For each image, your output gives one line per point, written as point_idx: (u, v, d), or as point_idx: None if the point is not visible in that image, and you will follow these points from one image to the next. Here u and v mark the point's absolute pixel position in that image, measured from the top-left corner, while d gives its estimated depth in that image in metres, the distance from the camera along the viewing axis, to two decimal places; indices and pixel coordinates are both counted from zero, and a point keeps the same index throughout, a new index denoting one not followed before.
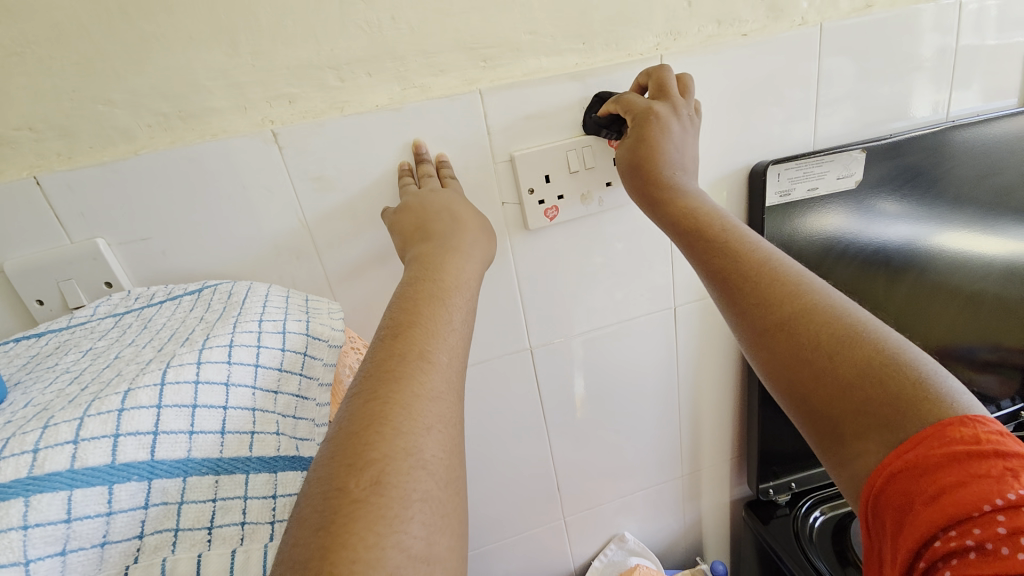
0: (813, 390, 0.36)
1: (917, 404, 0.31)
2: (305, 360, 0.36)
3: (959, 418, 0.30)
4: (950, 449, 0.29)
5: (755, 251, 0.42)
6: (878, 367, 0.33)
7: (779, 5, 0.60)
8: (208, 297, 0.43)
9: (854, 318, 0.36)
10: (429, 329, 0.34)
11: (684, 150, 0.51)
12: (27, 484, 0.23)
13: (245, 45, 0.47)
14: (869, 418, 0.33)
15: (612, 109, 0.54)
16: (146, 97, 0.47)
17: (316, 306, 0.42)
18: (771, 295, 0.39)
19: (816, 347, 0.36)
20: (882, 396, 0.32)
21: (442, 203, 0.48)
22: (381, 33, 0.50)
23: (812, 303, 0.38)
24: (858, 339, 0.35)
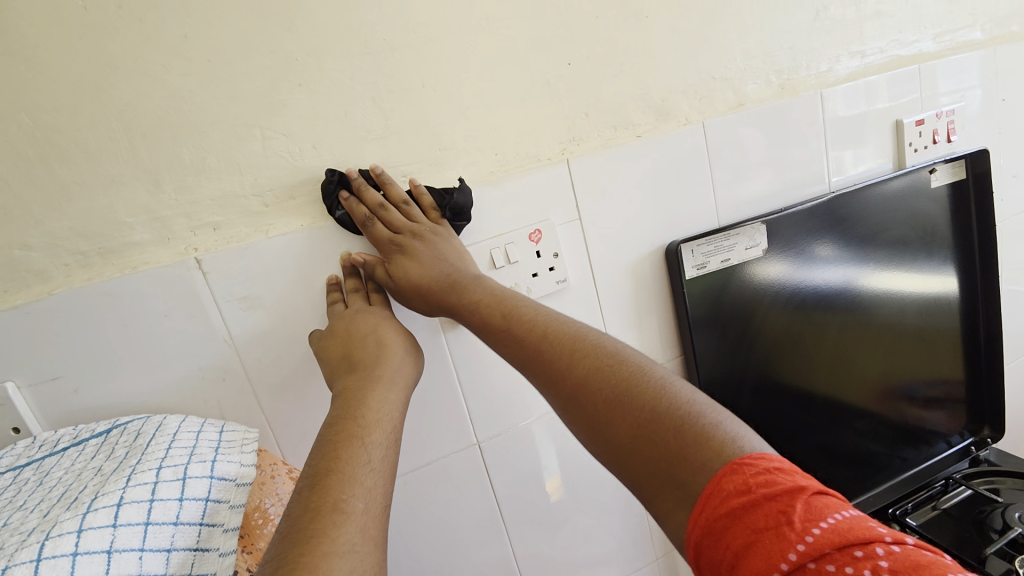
0: (614, 458, 0.40)
1: (688, 450, 0.36)
2: (207, 507, 0.34)
3: (728, 467, 0.35)
4: (728, 507, 0.33)
5: (546, 323, 0.47)
6: (651, 424, 0.38)
7: (665, 109, 0.68)
8: (115, 439, 0.41)
9: (623, 372, 0.42)
10: (346, 474, 0.35)
11: (442, 255, 0.54)
12: None
13: (169, 183, 0.49)
14: (660, 476, 0.37)
15: (355, 208, 0.53)
16: (66, 238, 0.48)
17: (229, 439, 0.40)
18: (562, 363, 0.44)
19: (604, 409, 0.41)
20: (662, 450, 0.37)
21: (369, 326, 0.50)
22: (303, 161, 0.53)
23: (588, 365, 0.43)
24: (632, 394, 0.40)
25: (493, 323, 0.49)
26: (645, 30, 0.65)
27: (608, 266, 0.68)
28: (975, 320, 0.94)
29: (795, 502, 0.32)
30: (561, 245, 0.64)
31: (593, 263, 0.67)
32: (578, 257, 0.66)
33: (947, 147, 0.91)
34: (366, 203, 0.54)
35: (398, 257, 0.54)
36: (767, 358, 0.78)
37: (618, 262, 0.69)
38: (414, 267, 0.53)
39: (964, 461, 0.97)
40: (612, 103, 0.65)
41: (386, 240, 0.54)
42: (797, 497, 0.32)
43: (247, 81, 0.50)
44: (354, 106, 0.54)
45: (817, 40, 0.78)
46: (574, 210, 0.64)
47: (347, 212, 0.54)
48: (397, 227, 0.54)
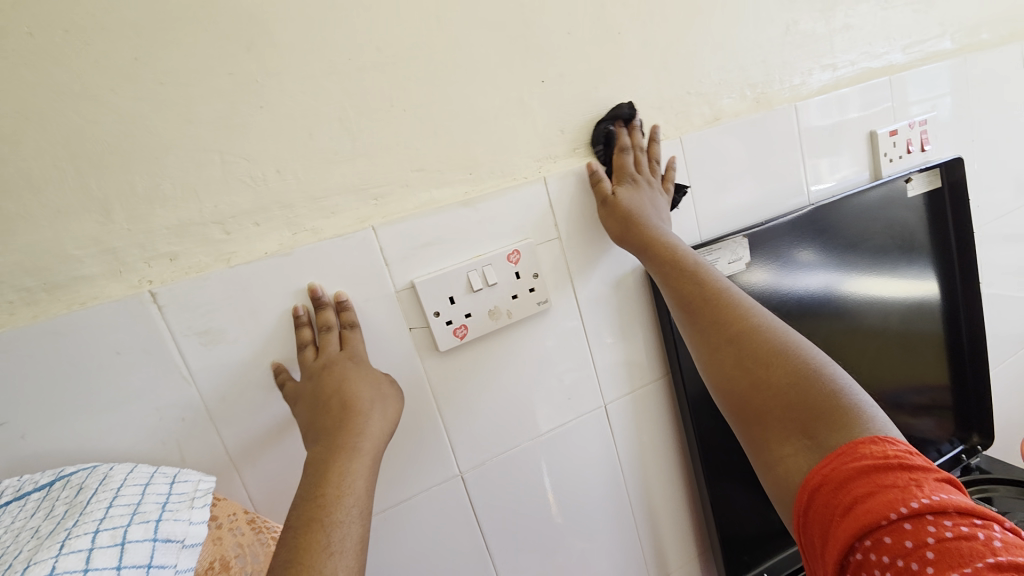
0: (753, 397, 0.45)
1: (832, 415, 0.41)
2: (148, 574, 0.31)
3: (869, 437, 0.39)
4: (861, 463, 0.37)
5: (718, 286, 0.52)
6: (808, 380, 0.43)
7: (643, 124, 0.68)
8: (56, 495, 0.38)
9: (786, 340, 0.46)
10: (308, 564, 0.33)
11: (656, 212, 0.61)
12: None
13: (121, 212, 0.47)
14: (798, 422, 0.42)
15: (622, 137, 0.64)
16: (6, 274, 0.44)
17: (179, 493, 0.37)
18: (728, 316, 0.49)
19: (758, 359, 0.46)
20: (805, 404, 0.42)
21: (335, 383, 0.47)
22: (266, 186, 0.51)
23: (752, 324, 0.48)
24: (790, 355, 0.45)
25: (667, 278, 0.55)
26: (619, 46, 0.64)
27: (593, 284, 0.65)
28: (958, 326, 0.95)
29: (926, 477, 0.36)
30: (542, 264, 0.62)
31: (574, 282, 0.64)
32: (561, 275, 0.64)
33: (922, 156, 0.93)
34: (631, 139, 0.65)
35: (630, 185, 0.62)
36: None
37: (604, 278, 0.66)
38: (634, 198, 0.60)
39: (954, 468, 0.96)
40: (588, 120, 0.64)
41: (625, 167, 0.62)
42: (929, 475, 0.36)
43: (204, 104, 0.48)
44: (319, 128, 0.52)
45: (790, 53, 0.78)
46: (552, 229, 0.62)
47: (616, 132, 0.64)
48: (635, 167, 0.63)
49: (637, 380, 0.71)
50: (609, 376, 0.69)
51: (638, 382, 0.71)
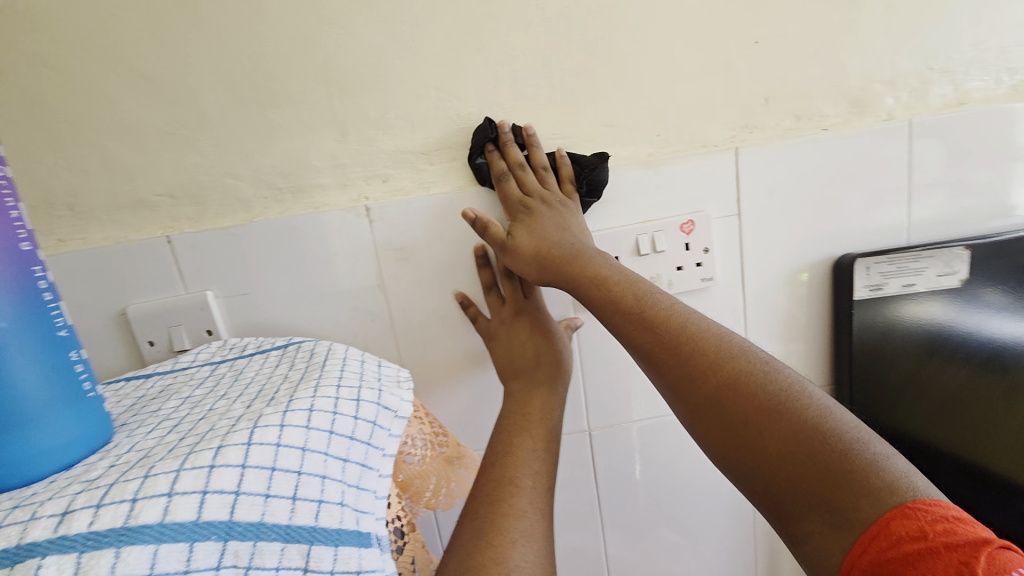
0: (750, 468, 0.37)
1: (852, 482, 0.32)
2: (374, 430, 0.36)
3: (898, 509, 0.31)
4: (899, 553, 0.30)
5: (677, 318, 0.43)
6: (810, 440, 0.34)
7: (863, 100, 0.59)
8: (293, 354, 0.46)
9: (772, 385, 0.37)
10: (519, 457, 0.46)
11: (571, 227, 0.52)
12: (121, 534, 0.24)
13: (354, 133, 0.54)
14: (813, 494, 0.34)
15: (495, 162, 0.54)
16: (267, 173, 0.54)
17: (387, 374, 0.42)
18: (698, 364, 0.40)
19: (747, 422, 0.37)
20: (818, 472, 0.33)
21: (525, 335, 0.56)
22: (470, 125, 0.55)
23: (733, 371, 0.39)
24: (784, 407, 0.36)
25: (622, 305, 0.45)
26: (852, 8, 0.57)
27: (759, 272, 0.63)
28: None
29: (979, 553, 0.29)
30: (714, 240, 0.60)
31: (745, 263, 0.62)
32: (730, 254, 0.61)
33: None
34: (507, 160, 0.55)
35: (522, 218, 0.53)
36: (947, 417, 0.64)
37: (771, 270, 0.63)
38: (534, 227, 0.52)
39: None
40: (797, 90, 0.58)
41: (515, 198, 0.54)
42: (981, 549, 0.29)
43: (433, 41, 0.52)
44: (525, 73, 0.54)
45: None
46: (733, 204, 0.59)
47: (486, 161, 0.55)
48: (529, 190, 0.55)
49: None
50: None
51: None
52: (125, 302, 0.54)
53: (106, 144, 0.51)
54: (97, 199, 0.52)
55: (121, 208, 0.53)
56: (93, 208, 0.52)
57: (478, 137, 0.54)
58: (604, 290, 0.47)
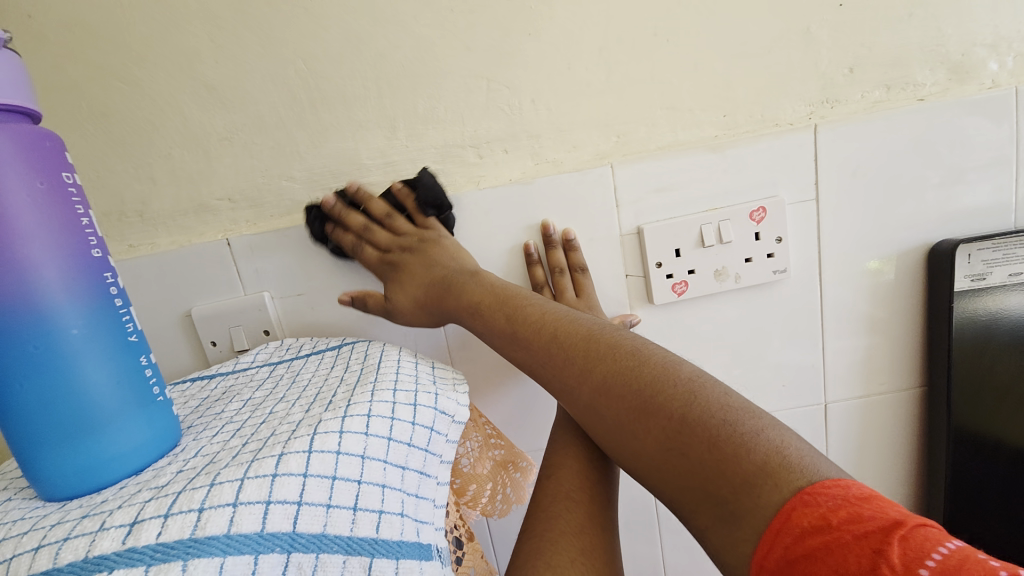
0: (647, 471, 0.36)
1: (722, 470, 0.31)
2: (431, 435, 0.35)
3: (795, 498, 0.28)
4: (805, 547, 0.26)
5: (557, 325, 0.44)
6: (681, 434, 0.33)
7: (965, 66, 0.52)
8: (347, 355, 0.45)
9: (641, 379, 0.37)
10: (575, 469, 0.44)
11: (439, 259, 0.54)
12: (188, 546, 0.23)
13: (403, 130, 0.53)
14: (694, 488, 0.32)
15: (342, 239, 0.54)
16: (320, 174, 0.54)
17: (442, 376, 0.41)
18: (573, 371, 0.41)
19: (626, 423, 0.37)
20: (695, 465, 0.32)
21: None
22: (521, 114, 0.52)
23: (604, 372, 0.39)
24: (655, 401, 0.35)
25: (500, 325, 0.47)
26: None
27: (838, 264, 0.57)
28: None
29: (890, 539, 0.24)
30: (788, 229, 0.54)
31: (822, 254, 0.56)
32: (805, 245, 0.55)
33: None
34: (351, 231, 0.54)
35: (392, 275, 0.56)
36: None
37: (852, 260, 0.57)
38: (408, 282, 0.55)
39: None
40: (888, 56, 0.51)
41: (376, 260, 0.55)
42: (892, 532, 0.25)
43: (482, 29, 0.50)
44: (579, 57, 0.51)
45: None
46: (811, 188, 0.54)
47: (336, 243, 0.54)
48: (385, 246, 0.56)
49: (874, 384, 0.61)
50: (835, 372, 0.60)
51: (875, 388, 0.61)
52: (190, 304, 0.56)
53: (171, 151, 0.53)
54: (164, 204, 0.54)
55: (186, 214, 0.55)
56: (160, 214, 0.54)
57: (314, 236, 0.52)
58: (480, 317, 0.49)
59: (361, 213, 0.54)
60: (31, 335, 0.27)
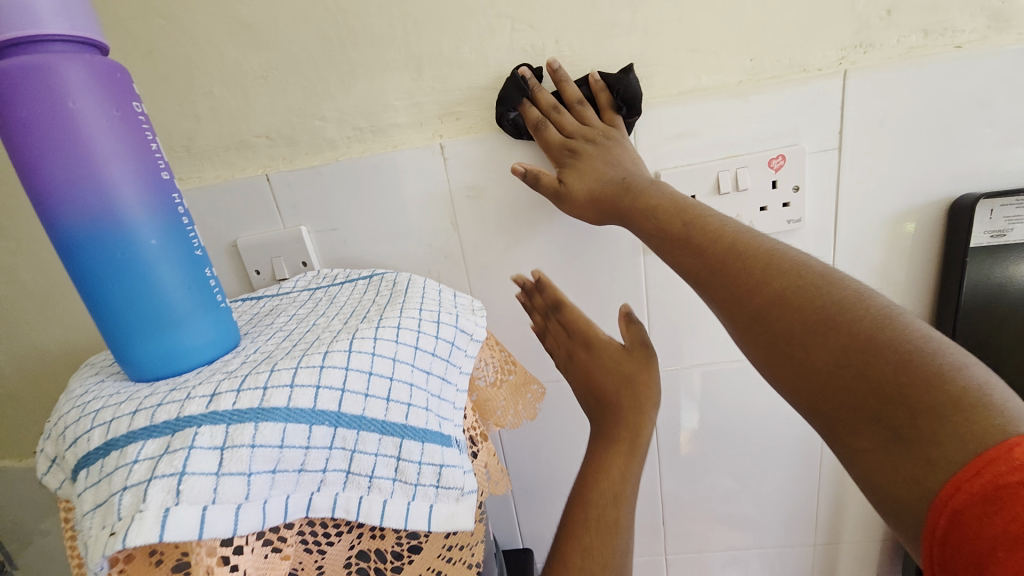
0: (802, 382, 0.33)
1: (922, 402, 0.28)
2: (452, 349, 0.40)
3: (1022, 439, 0.25)
4: (1015, 481, 0.25)
5: (721, 239, 0.39)
6: (861, 351, 0.30)
7: (1016, 7, 0.49)
8: (378, 283, 0.50)
9: (828, 296, 0.33)
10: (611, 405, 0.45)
11: (625, 158, 0.50)
12: (257, 412, 0.29)
13: (429, 71, 0.54)
14: (875, 405, 0.29)
15: (528, 112, 0.53)
16: (350, 114, 0.57)
17: (462, 303, 0.45)
18: (737, 284, 0.37)
19: (805, 331, 0.33)
20: (874, 387, 0.29)
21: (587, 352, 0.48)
22: (544, 55, 0.53)
23: (783, 283, 0.35)
24: (845, 319, 0.32)
25: (670, 231, 0.42)
26: None
27: (855, 216, 0.57)
28: None
29: None
30: (806, 178, 0.55)
31: (839, 205, 0.57)
32: (822, 195, 0.56)
33: None
34: (539, 108, 0.53)
35: (569, 162, 0.51)
36: None
37: (870, 213, 0.57)
38: (586, 170, 0.50)
39: None
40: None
41: (558, 144, 0.52)
42: None
43: None
44: None
45: None
46: (834, 137, 0.54)
47: (520, 114, 0.53)
48: (570, 132, 0.52)
49: None
50: None
51: None
52: (236, 235, 0.61)
53: (212, 89, 0.56)
54: (209, 140, 0.58)
55: (228, 149, 0.58)
56: (205, 149, 0.58)
57: (498, 105, 0.53)
58: (652, 221, 0.44)
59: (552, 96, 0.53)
60: (117, 241, 0.32)
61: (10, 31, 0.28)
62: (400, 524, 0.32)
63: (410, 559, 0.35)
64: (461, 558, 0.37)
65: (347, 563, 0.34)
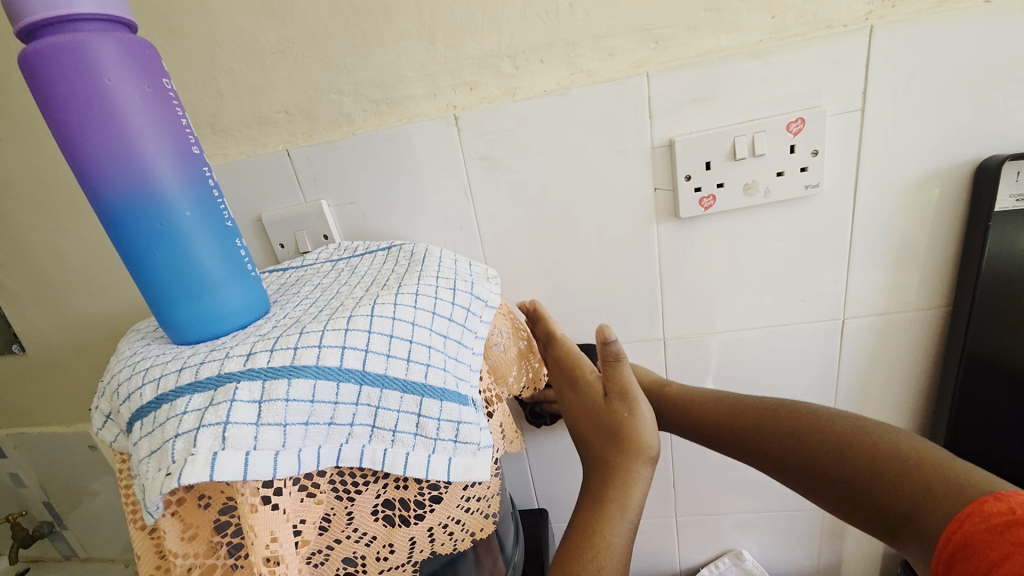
0: (834, 488, 0.44)
1: (930, 487, 0.39)
2: (468, 315, 0.41)
3: (992, 495, 0.37)
4: (989, 524, 0.35)
5: (724, 400, 0.54)
6: (867, 458, 0.43)
7: None
8: (396, 254, 0.52)
9: (828, 432, 0.46)
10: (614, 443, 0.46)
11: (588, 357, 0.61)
12: (290, 369, 0.31)
13: (442, 40, 0.54)
14: (899, 505, 0.40)
15: None
16: (365, 87, 0.57)
17: (477, 271, 0.47)
18: (752, 433, 0.51)
19: (820, 455, 0.45)
20: (895, 494, 0.41)
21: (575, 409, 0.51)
22: (557, 20, 0.52)
23: (784, 424, 0.49)
24: (843, 436, 0.45)
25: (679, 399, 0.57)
26: None
27: (876, 181, 0.56)
28: None
29: None
30: (826, 141, 0.53)
31: (859, 170, 0.55)
32: (842, 161, 0.55)
33: None
34: None
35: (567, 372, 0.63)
36: None
37: (891, 178, 0.56)
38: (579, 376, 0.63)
39: None
40: None
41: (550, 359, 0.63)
42: None
43: None
44: None
45: None
46: (857, 97, 0.52)
47: None
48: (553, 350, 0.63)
49: (896, 303, 0.62)
50: (857, 291, 0.62)
51: (897, 307, 0.63)
52: (260, 210, 0.64)
53: (232, 66, 0.57)
54: (231, 117, 0.60)
55: (250, 126, 0.60)
56: (228, 126, 0.60)
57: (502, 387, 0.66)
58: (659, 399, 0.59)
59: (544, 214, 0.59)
60: (156, 214, 0.34)
61: (44, 11, 0.29)
62: (423, 474, 0.34)
63: (431, 508, 0.38)
64: (477, 508, 0.40)
65: (374, 511, 0.37)
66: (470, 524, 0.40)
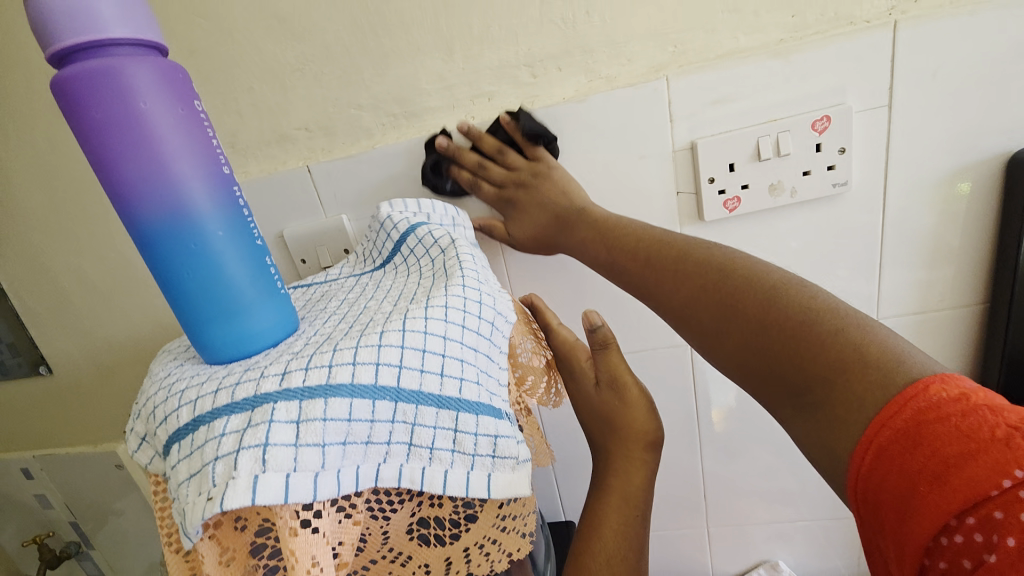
0: (764, 362, 0.38)
1: (822, 344, 0.35)
2: (498, 326, 0.41)
3: (930, 377, 0.30)
4: (939, 413, 0.29)
5: (662, 255, 0.47)
6: (802, 335, 0.36)
7: None
8: (420, 266, 0.51)
9: (759, 284, 0.41)
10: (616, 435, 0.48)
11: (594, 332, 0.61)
12: (325, 389, 0.30)
13: (459, 53, 0.55)
14: (808, 382, 0.35)
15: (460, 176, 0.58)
16: (383, 101, 0.58)
17: (503, 280, 0.46)
18: (680, 294, 0.45)
19: (760, 322, 0.39)
20: (812, 361, 0.35)
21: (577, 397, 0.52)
22: (574, 28, 0.52)
23: (713, 283, 0.43)
24: (777, 303, 0.39)
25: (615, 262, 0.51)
26: None
27: (904, 176, 0.55)
28: None
29: None
30: (852, 138, 0.52)
31: (888, 166, 0.54)
32: (870, 157, 0.54)
33: None
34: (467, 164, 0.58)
35: (511, 213, 0.59)
36: None
37: (921, 173, 0.54)
38: (525, 220, 0.58)
39: None
40: None
41: (494, 197, 0.59)
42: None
43: None
44: None
45: None
46: (883, 92, 0.51)
47: (455, 180, 0.59)
48: (500, 182, 0.58)
49: (931, 301, 0.61)
50: (889, 289, 0.60)
51: (932, 305, 0.61)
52: (281, 227, 0.64)
53: (253, 85, 0.58)
54: (251, 135, 0.60)
55: (269, 143, 0.61)
56: (248, 144, 0.61)
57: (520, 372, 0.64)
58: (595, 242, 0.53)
59: (474, 153, 0.58)
60: (187, 233, 0.34)
61: (77, 38, 0.29)
62: (460, 492, 0.34)
63: (468, 526, 0.37)
64: (513, 528, 0.39)
65: (410, 530, 0.36)
66: (507, 544, 0.38)
